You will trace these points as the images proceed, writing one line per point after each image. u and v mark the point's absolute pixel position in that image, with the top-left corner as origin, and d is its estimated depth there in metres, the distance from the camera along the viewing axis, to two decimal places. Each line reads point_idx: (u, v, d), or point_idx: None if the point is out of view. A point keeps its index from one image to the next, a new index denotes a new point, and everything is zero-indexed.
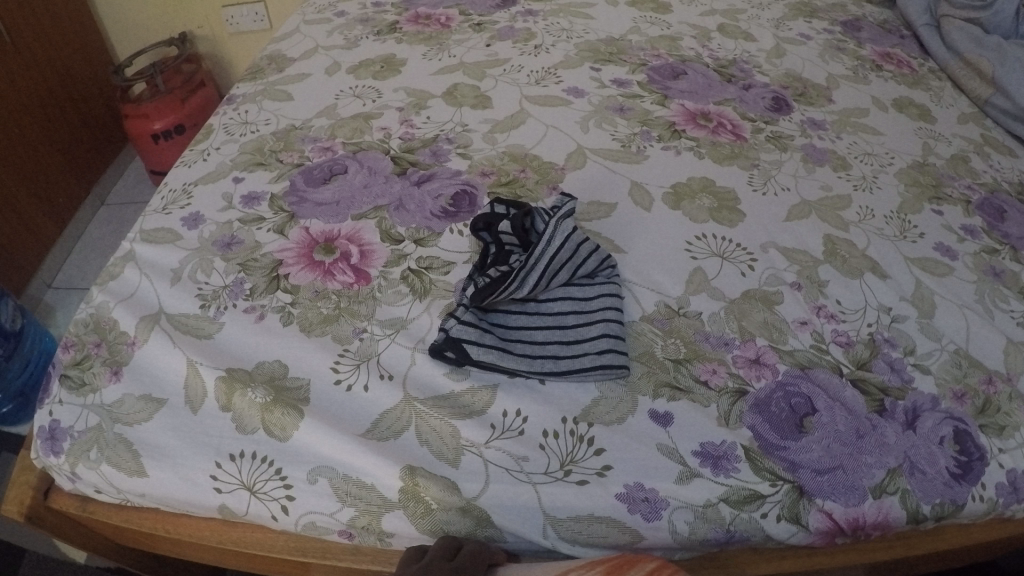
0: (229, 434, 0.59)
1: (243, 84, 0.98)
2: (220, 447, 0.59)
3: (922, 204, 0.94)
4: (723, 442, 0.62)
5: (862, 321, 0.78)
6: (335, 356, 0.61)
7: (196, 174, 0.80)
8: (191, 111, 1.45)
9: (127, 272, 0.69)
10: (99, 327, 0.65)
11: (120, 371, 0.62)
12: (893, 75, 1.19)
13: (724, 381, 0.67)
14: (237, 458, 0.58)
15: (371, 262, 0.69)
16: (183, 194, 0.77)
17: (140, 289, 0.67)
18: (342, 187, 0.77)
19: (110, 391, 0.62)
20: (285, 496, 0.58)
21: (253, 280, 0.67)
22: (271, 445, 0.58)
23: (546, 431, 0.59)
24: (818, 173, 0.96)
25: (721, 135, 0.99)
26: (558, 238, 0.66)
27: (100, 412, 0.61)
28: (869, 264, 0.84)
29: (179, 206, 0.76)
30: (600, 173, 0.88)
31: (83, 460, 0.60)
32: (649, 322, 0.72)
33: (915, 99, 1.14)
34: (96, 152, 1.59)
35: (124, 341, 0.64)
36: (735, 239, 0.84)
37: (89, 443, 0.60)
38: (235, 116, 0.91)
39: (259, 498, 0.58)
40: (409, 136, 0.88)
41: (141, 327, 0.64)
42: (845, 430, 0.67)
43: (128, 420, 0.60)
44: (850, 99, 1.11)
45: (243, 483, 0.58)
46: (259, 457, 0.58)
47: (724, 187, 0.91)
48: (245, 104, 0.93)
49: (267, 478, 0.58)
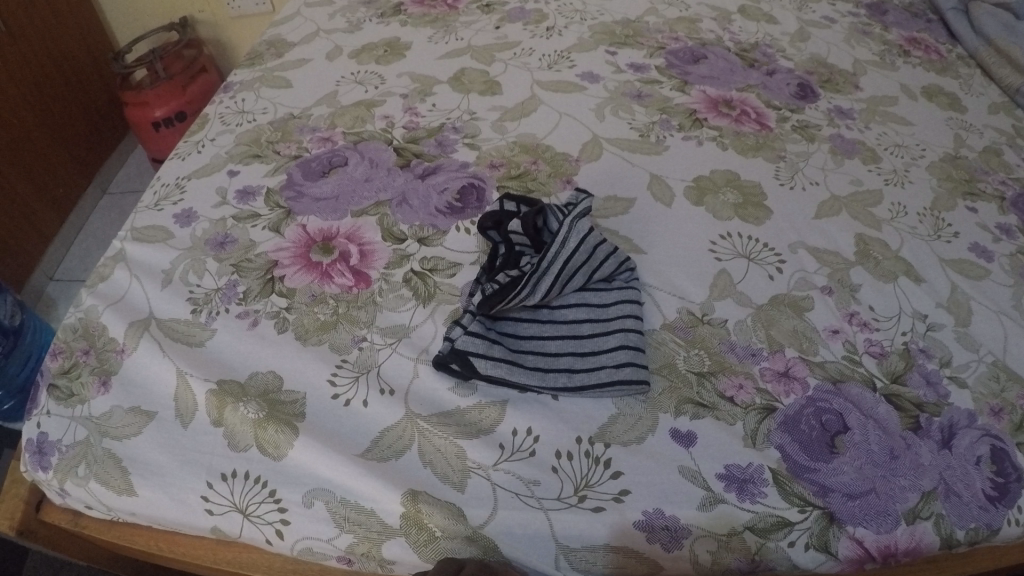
0: (221, 452, 0.55)
1: (241, 70, 0.94)
2: (211, 466, 0.55)
3: (955, 200, 0.89)
4: (749, 465, 0.58)
5: (895, 330, 0.73)
6: (332, 367, 0.57)
7: (190, 167, 0.76)
8: (193, 98, 1.40)
9: (117, 273, 0.65)
10: (88, 333, 0.62)
11: (108, 381, 0.59)
12: (921, 62, 1.13)
13: (750, 396, 0.63)
14: (229, 479, 0.55)
15: (372, 263, 0.65)
16: (177, 189, 0.73)
17: (130, 292, 0.63)
18: (342, 181, 0.73)
19: (99, 403, 0.58)
20: (280, 520, 0.54)
21: (246, 282, 0.63)
22: (265, 464, 0.55)
23: (559, 452, 0.55)
24: (847, 166, 0.91)
25: (745, 124, 0.94)
26: (573, 239, 0.62)
27: (88, 424, 0.57)
28: (902, 267, 0.80)
29: (171, 202, 0.72)
30: (616, 165, 0.83)
31: (71, 477, 0.57)
32: (671, 330, 0.67)
33: (945, 87, 1.08)
34: (98, 136, 1.55)
35: (113, 349, 0.60)
36: (761, 238, 0.79)
37: (77, 459, 0.57)
38: (232, 105, 0.87)
39: (252, 521, 0.54)
40: (414, 125, 0.83)
41: (130, 334, 0.60)
42: (878, 450, 0.63)
43: (116, 435, 0.57)
44: (879, 87, 1.05)
45: (235, 505, 0.55)
46: (252, 478, 0.54)
47: (748, 181, 0.86)
48: (243, 91, 0.89)
49: (260, 501, 0.54)
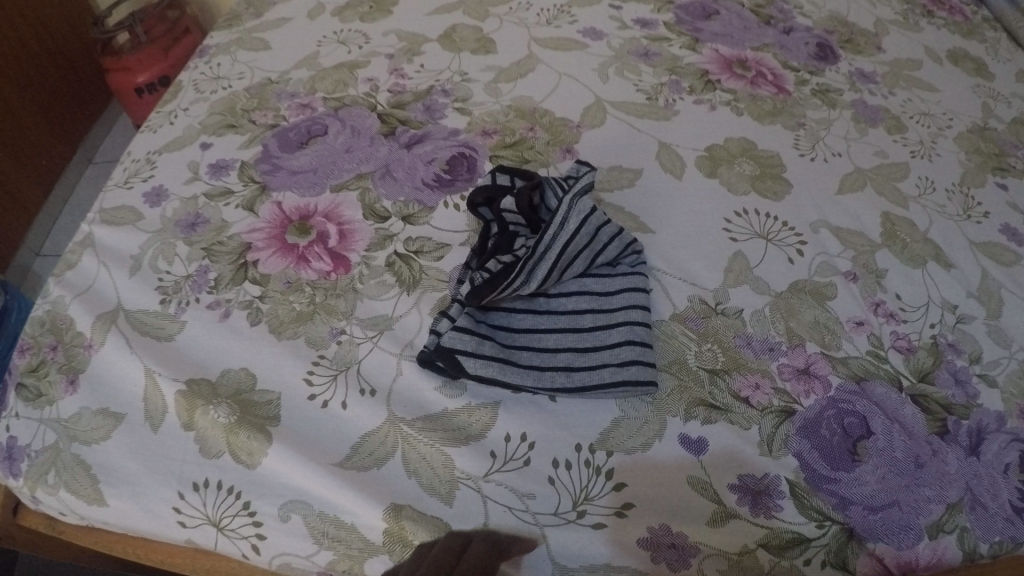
0: (193, 459, 0.51)
1: (217, 31, 0.87)
2: (182, 474, 0.51)
3: (985, 176, 0.83)
4: (765, 476, 0.53)
5: (923, 321, 0.68)
6: (308, 363, 0.52)
7: (162, 140, 0.70)
8: (176, 62, 1.29)
9: (84, 260, 0.60)
10: (55, 326, 0.56)
11: (76, 380, 0.54)
12: (945, 22, 1.05)
13: (767, 397, 0.58)
14: (202, 489, 0.50)
15: (352, 245, 0.59)
16: (147, 164, 0.68)
17: (99, 280, 0.58)
18: (321, 151, 0.67)
19: (67, 404, 0.53)
20: (255, 534, 0.50)
21: (218, 268, 0.58)
22: (238, 473, 0.50)
23: (557, 460, 0.50)
24: (871, 136, 0.84)
25: (761, 87, 0.87)
26: (574, 220, 0.56)
27: (57, 428, 0.53)
28: (931, 251, 0.74)
29: (141, 179, 0.66)
30: (622, 131, 0.77)
31: (41, 485, 0.52)
32: (681, 322, 0.62)
33: (971, 51, 1.01)
34: (89, 100, 1.46)
35: (80, 344, 0.55)
36: (779, 216, 0.73)
37: (46, 466, 0.52)
38: (206, 69, 0.80)
39: (227, 535, 0.50)
40: (399, 88, 0.76)
41: (98, 327, 0.55)
42: (902, 457, 0.58)
43: (84, 439, 0.52)
44: (902, 49, 0.98)
45: (209, 518, 0.50)
46: (225, 487, 0.50)
47: (766, 151, 0.79)
48: (218, 55, 0.82)
49: (234, 513, 0.50)
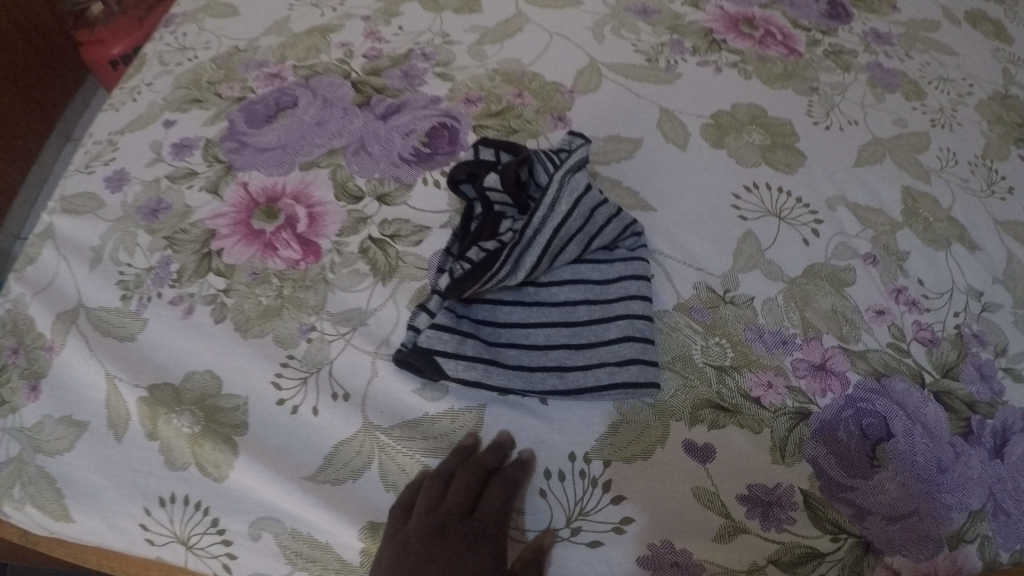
0: (159, 471, 0.49)
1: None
2: (148, 489, 0.48)
3: (1008, 147, 0.77)
4: (778, 486, 0.49)
5: (947, 310, 0.63)
6: (276, 365, 0.50)
7: (124, 119, 0.65)
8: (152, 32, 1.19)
9: (45, 253, 0.56)
10: (16, 327, 0.53)
11: (38, 386, 0.51)
12: None
13: (780, 398, 0.53)
14: (168, 504, 0.48)
15: (322, 230, 0.55)
16: (108, 146, 0.63)
17: (59, 277, 0.54)
18: (291, 125, 0.62)
19: (29, 412, 0.50)
20: (225, 553, 0.48)
21: (181, 259, 0.54)
22: (206, 488, 0.48)
23: (549, 471, 0.48)
24: (890, 103, 0.77)
25: (771, 47, 0.79)
26: (565, 202, 0.52)
27: (20, 438, 0.50)
28: (956, 232, 0.68)
29: (103, 162, 0.62)
30: (618, 96, 0.69)
31: (7, 500, 0.50)
32: (685, 312, 0.56)
33: (989, 12, 0.93)
34: None
35: (41, 346, 0.52)
36: (792, 191, 0.66)
37: (10, 479, 0.50)
38: (172, 39, 0.74)
39: (196, 554, 0.48)
40: (376, 53, 0.70)
41: (58, 327, 0.52)
42: (924, 461, 0.54)
43: (48, 450, 0.50)
44: (919, 8, 0.90)
45: (176, 536, 0.48)
46: (191, 503, 0.48)
47: (777, 119, 0.71)
48: (183, 24, 0.75)
49: (202, 532, 0.48)
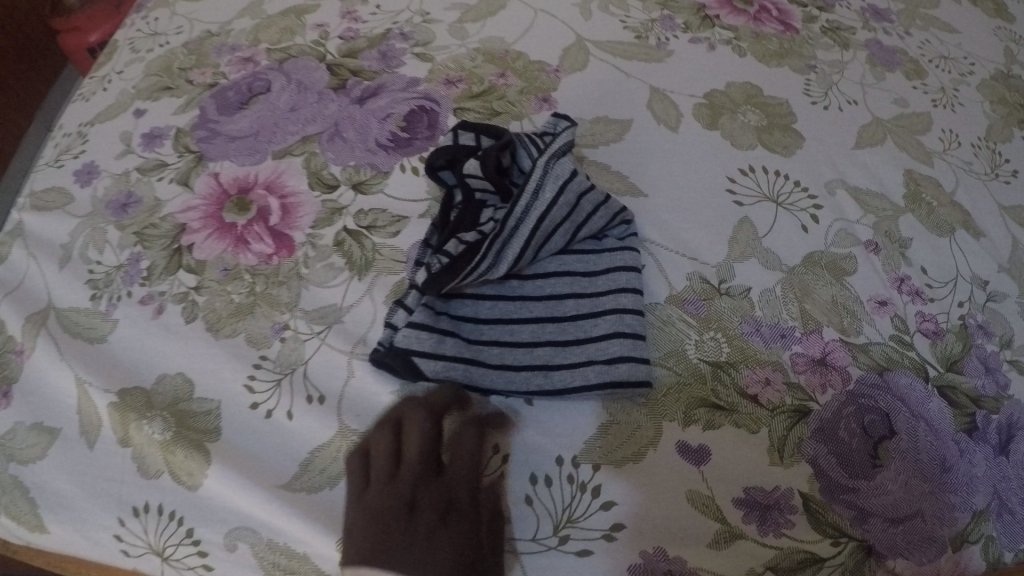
0: (132, 480, 0.47)
1: None
2: (123, 498, 0.47)
3: (1011, 129, 0.74)
4: (776, 489, 0.47)
5: (951, 299, 0.59)
6: (248, 367, 0.48)
7: (95, 110, 0.63)
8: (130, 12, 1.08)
9: (13, 252, 0.54)
10: None
11: (9, 392, 0.49)
12: None
13: (778, 395, 0.50)
14: (142, 514, 0.46)
15: (296, 221, 0.53)
16: (78, 138, 0.61)
17: (29, 277, 0.53)
18: (264, 112, 0.59)
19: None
20: (202, 565, 0.46)
21: (151, 255, 0.53)
22: (179, 497, 0.46)
23: (535, 476, 0.45)
24: (890, 82, 0.73)
25: (766, 23, 0.75)
26: (550, 190, 0.50)
27: None
28: (960, 217, 0.65)
29: (72, 155, 0.60)
30: (606, 74, 0.66)
31: None
32: (679, 305, 0.53)
33: None
34: None
35: (11, 349, 0.50)
36: (790, 174, 0.62)
37: None
38: (144, 25, 0.71)
39: (173, 566, 0.46)
40: (352, 34, 0.67)
41: (28, 330, 0.51)
42: (928, 460, 0.51)
43: (20, 459, 0.48)
44: None
45: (152, 547, 0.46)
46: (166, 513, 0.46)
47: (773, 98, 0.68)
48: (157, 8, 0.72)
49: (177, 542, 0.46)
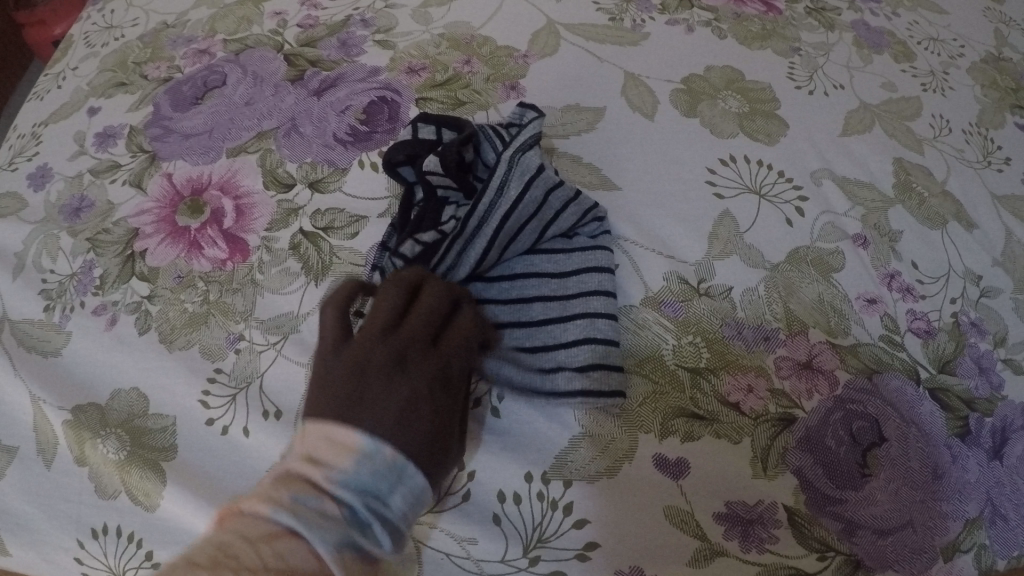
0: (90, 500, 0.45)
1: None
2: (81, 520, 0.45)
3: (1003, 115, 0.71)
4: (758, 503, 0.45)
5: (943, 296, 0.57)
6: (203, 381, 0.45)
7: (50, 108, 0.61)
8: None
9: None
10: None
11: None
12: None
13: (762, 403, 0.48)
14: (101, 536, 0.45)
15: (251, 224, 0.50)
16: (32, 139, 0.58)
17: None
18: (219, 107, 0.56)
19: None
20: None
21: (104, 263, 0.50)
22: (138, 518, 0.44)
23: (503, 493, 0.44)
24: (877, 64, 0.71)
25: (748, 4, 0.72)
26: (515, 189, 0.47)
27: None
28: (951, 208, 0.62)
29: (27, 158, 0.57)
30: (579, 61, 0.63)
31: None
32: (655, 307, 0.50)
33: None
34: None
35: None
36: (773, 163, 0.59)
37: None
38: (99, 19, 0.68)
39: None
40: (311, 22, 0.64)
41: None
42: (919, 468, 0.48)
43: None
44: None
45: (111, 569, 0.45)
46: (124, 535, 0.44)
47: (755, 82, 0.65)
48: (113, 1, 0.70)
49: (137, 566, 0.44)
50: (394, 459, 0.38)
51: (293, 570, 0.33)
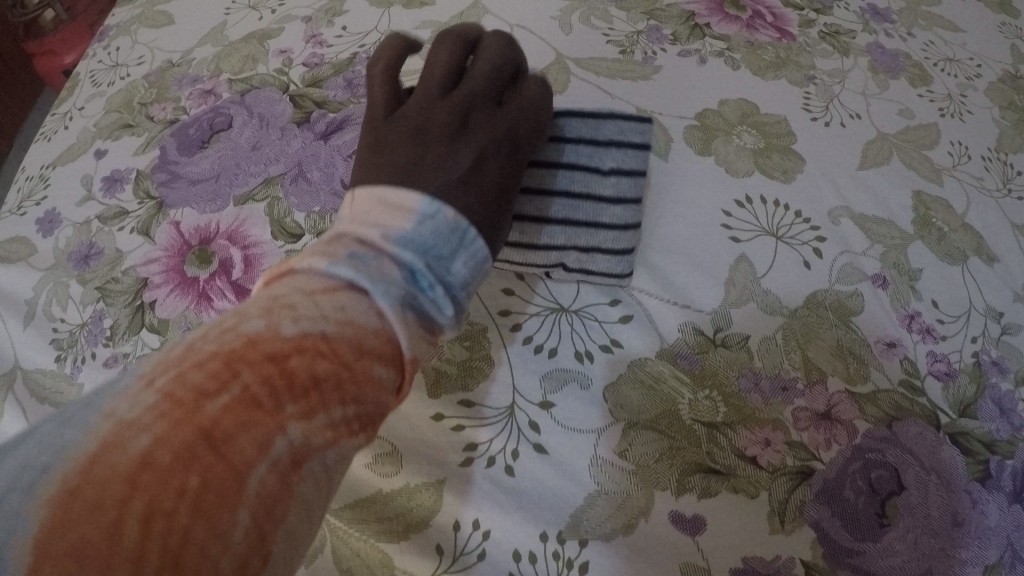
0: None
1: (119, 8, 0.74)
2: None
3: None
4: (776, 559, 0.45)
5: (964, 335, 0.56)
6: None
7: (57, 151, 0.61)
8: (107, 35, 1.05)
9: None
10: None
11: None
12: None
13: (779, 456, 0.47)
14: None
15: (259, 273, 0.50)
16: (40, 182, 0.59)
17: None
18: (225, 150, 0.56)
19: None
20: None
21: (114, 313, 0.50)
22: None
23: (518, 553, 0.44)
24: (894, 90, 0.70)
25: (759, 30, 0.71)
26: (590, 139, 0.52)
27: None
28: (971, 242, 0.61)
29: (35, 202, 0.57)
30: (588, 98, 0.62)
31: None
32: (670, 359, 0.50)
33: None
34: None
35: None
36: (788, 201, 0.59)
37: None
38: (105, 56, 0.69)
39: None
40: (317, 59, 0.63)
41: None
42: (939, 516, 0.47)
43: None
44: None
45: None
46: None
47: (771, 116, 0.64)
48: (118, 38, 0.70)
49: None
50: (456, 223, 0.41)
51: (352, 325, 0.32)
